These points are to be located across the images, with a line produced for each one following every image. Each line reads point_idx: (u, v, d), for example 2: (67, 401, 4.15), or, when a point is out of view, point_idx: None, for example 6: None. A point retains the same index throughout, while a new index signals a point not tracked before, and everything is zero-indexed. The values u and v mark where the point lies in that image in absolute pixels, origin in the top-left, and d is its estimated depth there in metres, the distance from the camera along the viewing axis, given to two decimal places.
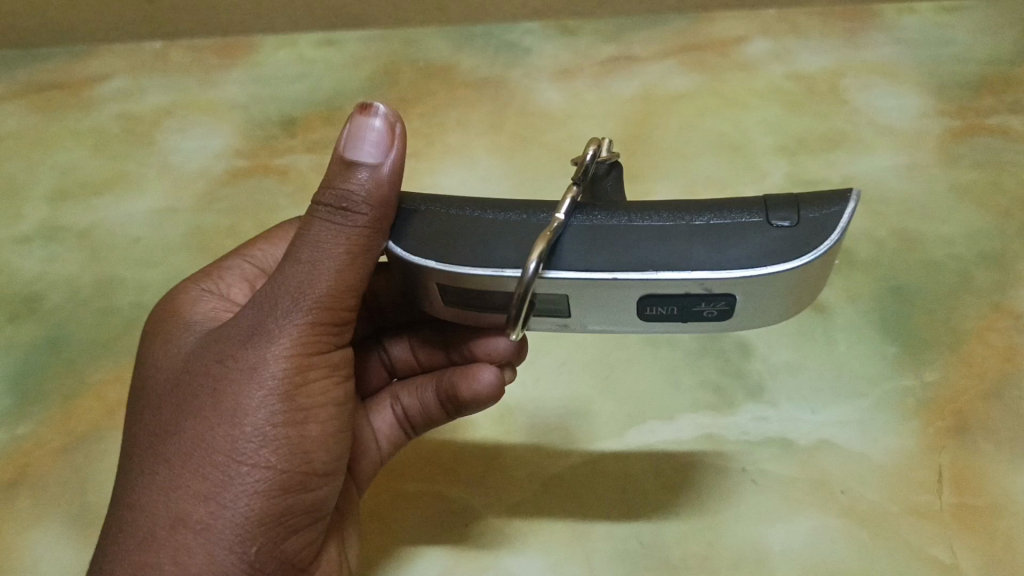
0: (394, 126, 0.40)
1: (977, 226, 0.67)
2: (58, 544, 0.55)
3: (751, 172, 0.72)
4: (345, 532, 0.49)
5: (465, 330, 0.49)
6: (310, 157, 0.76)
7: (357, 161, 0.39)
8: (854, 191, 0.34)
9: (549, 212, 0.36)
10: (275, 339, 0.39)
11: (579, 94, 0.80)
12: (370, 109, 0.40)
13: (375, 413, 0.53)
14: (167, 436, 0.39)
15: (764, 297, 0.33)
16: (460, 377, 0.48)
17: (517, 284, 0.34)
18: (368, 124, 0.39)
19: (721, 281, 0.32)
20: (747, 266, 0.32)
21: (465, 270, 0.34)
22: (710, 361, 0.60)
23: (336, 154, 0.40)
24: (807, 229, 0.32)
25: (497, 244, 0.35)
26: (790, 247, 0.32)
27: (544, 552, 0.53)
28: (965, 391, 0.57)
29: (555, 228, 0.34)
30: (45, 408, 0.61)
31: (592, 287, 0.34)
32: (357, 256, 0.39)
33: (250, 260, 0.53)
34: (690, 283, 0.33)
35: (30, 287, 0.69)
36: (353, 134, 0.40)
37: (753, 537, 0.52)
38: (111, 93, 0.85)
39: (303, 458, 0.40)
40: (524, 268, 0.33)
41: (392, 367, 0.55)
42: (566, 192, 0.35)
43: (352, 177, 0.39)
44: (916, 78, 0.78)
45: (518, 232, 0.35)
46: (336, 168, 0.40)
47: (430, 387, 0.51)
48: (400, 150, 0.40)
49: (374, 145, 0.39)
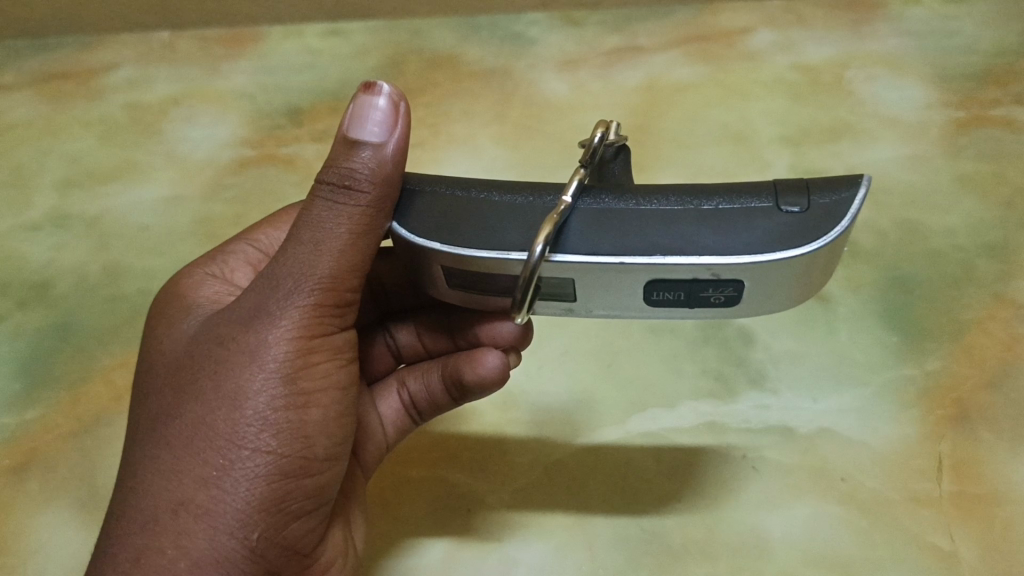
0: (397, 106, 0.40)
1: (980, 217, 0.67)
2: (68, 526, 0.56)
3: (755, 162, 0.72)
4: (350, 515, 0.50)
5: (470, 315, 0.49)
6: (316, 147, 0.77)
7: (360, 140, 0.39)
8: (864, 177, 0.34)
9: (556, 195, 0.36)
10: (276, 321, 0.40)
11: (584, 85, 0.80)
12: (374, 88, 0.40)
13: (381, 398, 0.54)
14: (169, 420, 0.39)
15: (773, 283, 0.34)
16: (464, 362, 0.49)
17: (524, 267, 0.34)
18: (372, 103, 0.40)
19: (729, 267, 0.33)
20: (755, 252, 0.32)
21: (471, 252, 0.35)
22: (712, 350, 0.61)
23: (340, 133, 0.41)
24: (817, 215, 0.33)
25: (503, 227, 0.35)
26: (799, 233, 0.33)
27: (545, 538, 0.53)
28: (965, 380, 0.58)
29: (561, 212, 0.34)
30: (55, 393, 0.62)
31: (597, 270, 0.34)
32: (359, 236, 0.39)
33: (255, 245, 0.54)
34: (698, 269, 0.33)
35: (39, 273, 0.70)
36: (357, 113, 0.40)
37: (754, 523, 0.53)
38: (118, 83, 0.86)
39: (305, 443, 0.41)
40: (529, 251, 0.34)
41: (397, 353, 0.56)
42: (573, 175, 0.36)
43: (355, 156, 0.39)
44: (920, 70, 0.78)
45: (523, 214, 0.35)
46: (340, 147, 0.40)
47: (435, 372, 0.52)
48: (404, 129, 0.40)
49: (378, 123, 0.40)
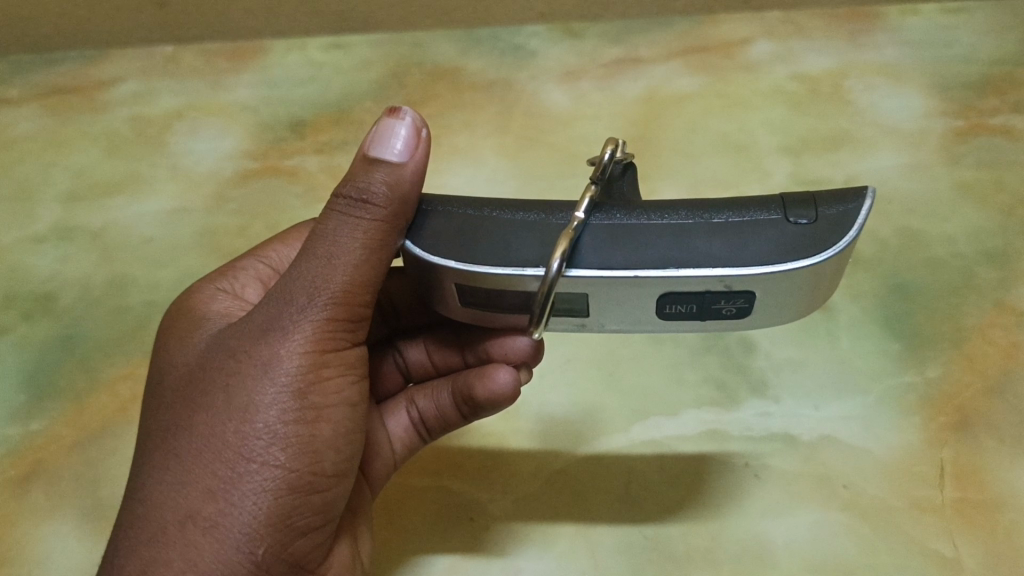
0: (420, 131, 0.41)
1: (979, 224, 0.67)
2: (72, 537, 0.56)
3: (755, 172, 0.73)
4: (358, 529, 0.50)
5: (482, 331, 0.49)
6: (320, 159, 0.78)
7: (380, 158, 0.40)
8: (869, 189, 0.35)
9: (569, 213, 0.37)
10: (290, 335, 0.40)
11: (585, 96, 0.81)
12: (398, 113, 0.41)
13: (390, 416, 0.54)
14: (179, 432, 0.40)
15: (782, 293, 0.34)
16: (476, 378, 0.49)
17: (540, 283, 0.35)
18: (395, 127, 0.41)
19: (742, 279, 0.33)
20: (768, 262, 0.33)
21: (485, 270, 0.35)
22: (714, 358, 0.61)
23: (361, 152, 0.41)
24: (825, 226, 0.34)
25: (517, 244, 0.36)
26: (809, 243, 0.33)
27: (548, 548, 0.53)
28: (967, 387, 0.58)
29: (575, 228, 0.35)
30: (60, 404, 0.62)
31: (612, 285, 0.35)
32: (373, 252, 0.40)
33: (266, 261, 0.54)
34: (711, 281, 0.34)
35: (43, 285, 0.71)
36: (380, 134, 0.41)
37: (756, 531, 0.53)
38: (123, 96, 0.86)
39: (313, 458, 0.41)
40: (545, 268, 0.35)
41: (406, 371, 0.56)
42: (584, 193, 0.36)
43: (373, 174, 0.40)
44: (919, 79, 0.79)
45: (537, 232, 0.36)
46: (360, 165, 0.41)
47: (445, 389, 0.52)
48: (424, 153, 0.41)
49: (398, 145, 0.41)
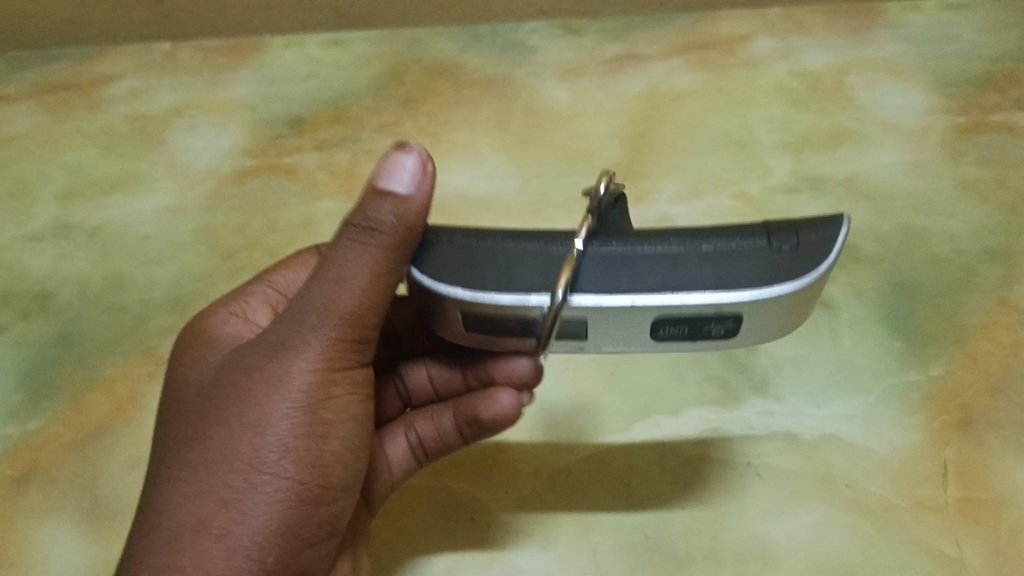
0: (427, 165, 0.40)
1: (981, 221, 0.67)
2: (67, 539, 0.55)
3: (756, 169, 0.72)
4: (358, 553, 0.52)
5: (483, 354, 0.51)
6: (318, 156, 0.77)
7: (388, 191, 0.39)
8: (842, 215, 0.37)
9: (566, 241, 0.37)
10: (300, 355, 0.41)
11: (585, 93, 0.81)
12: (405, 147, 0.40)
13: (389, 440, 0.55)
14: (194, 442, 0.41)
15: (768, 315, 0.36)
16: (478, 401, 0.50)
17: (545, 312, 0.36)
18: (403, 159, 0.40)
19: (734, 303, 0.35)
20: (756, 287, 0.35)
21: (491, 298, 0.36)
22: (715, 355, 0.60)
23: (368, 184, 0.40)
24: (807, 251, 0.35)
25: (521, 272, 0.36)
26: (793, 268, 0.35)
27: (548, 547, 0.53)
28: (970, 385, 0.58)
29: (576, 257, 0.36)
30: (57, 403, 0.62)
31: (611, 312, 0.36)
32: (381, 278, 0.40)
33: (273, 286, 0.52)
34: (705, 305, 0.35)
35: (41, 283, 0.70)
36: (387, 167, 0.40)
37: (759, 531, 0.52)
38: (121, 93, 0.86)
39: (322, 472, 0.42)
40: (549, 295, 0.36)
41: (406, 397, 0.57)
42: (582, 221, 0.37)
43: (379, 205, 0.39)
44: (921, 75, 0.79)
45: (538, 260, 0.37)
46: (368, 196, 0.40)
47: (448, 413, 0.53)
48: (430, 187, 0.40)
49: (404, 177, 0.40)
